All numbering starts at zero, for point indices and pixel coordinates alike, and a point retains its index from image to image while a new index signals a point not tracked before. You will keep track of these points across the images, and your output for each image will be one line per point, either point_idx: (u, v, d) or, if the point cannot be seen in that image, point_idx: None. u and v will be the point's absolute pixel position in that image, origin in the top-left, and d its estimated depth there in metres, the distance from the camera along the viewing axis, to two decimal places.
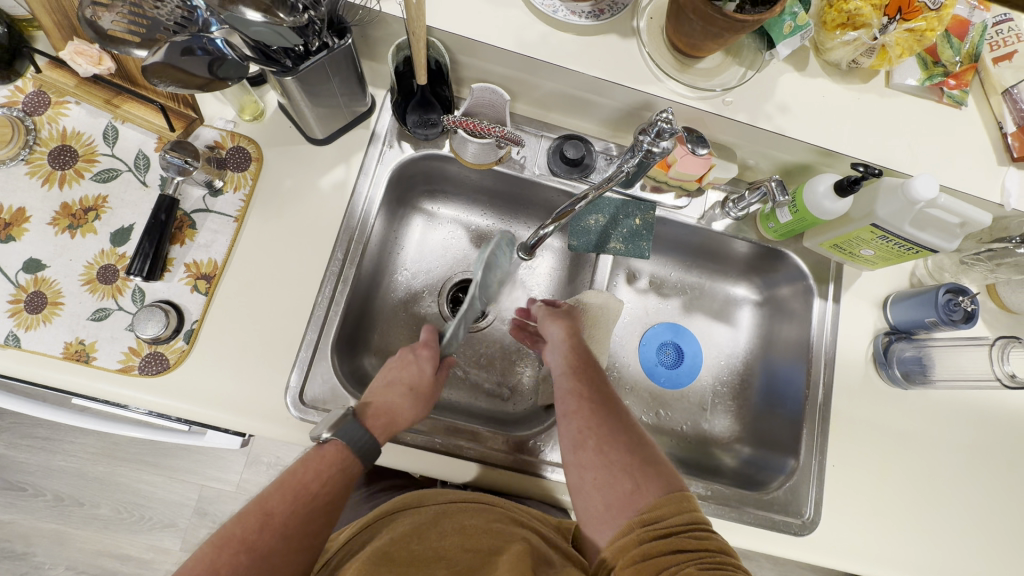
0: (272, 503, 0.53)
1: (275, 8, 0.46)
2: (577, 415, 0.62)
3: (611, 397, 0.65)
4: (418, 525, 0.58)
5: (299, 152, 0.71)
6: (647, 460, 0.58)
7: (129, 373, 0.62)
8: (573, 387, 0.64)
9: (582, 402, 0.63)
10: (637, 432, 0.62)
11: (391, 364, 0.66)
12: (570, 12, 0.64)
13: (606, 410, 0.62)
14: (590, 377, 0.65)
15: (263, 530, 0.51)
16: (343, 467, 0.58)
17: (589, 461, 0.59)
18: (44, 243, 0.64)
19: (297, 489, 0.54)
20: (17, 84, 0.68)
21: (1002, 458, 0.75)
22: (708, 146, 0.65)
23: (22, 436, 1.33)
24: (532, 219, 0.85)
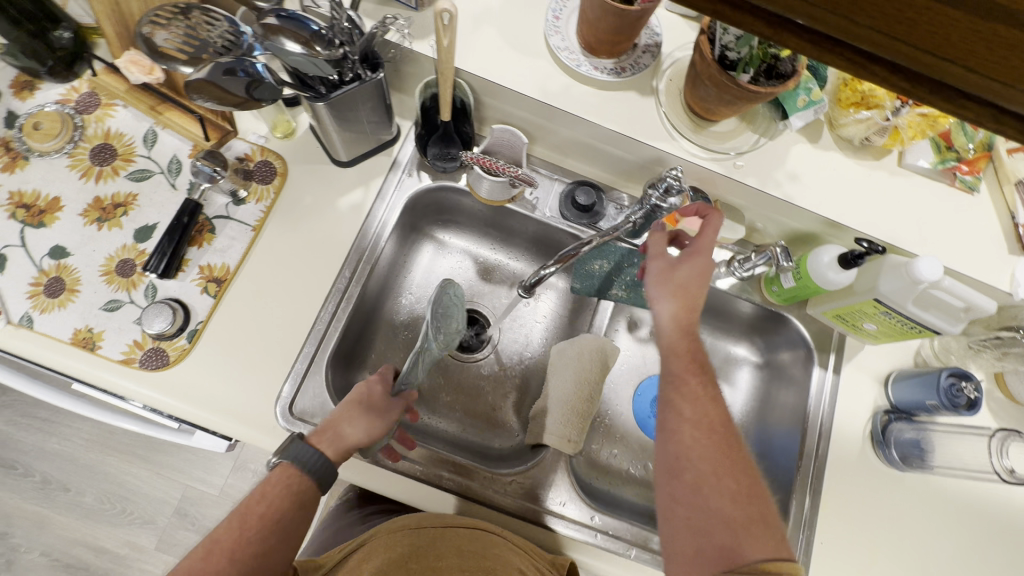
0: (222, 534, 0.51)
1: (314, 42, 0.50)
2: (677, 439, 0.55)
3: (723, 424, 0.55)
4: (415, 547, 0.59)
5: (322, 171, 0.74)
6: (755, 512, 0.51)
7: (130, 365, 0.64)
8: (677, 404, 0.56)
9: (684, 427, 0.55)
10: (750, 475, 0.53)
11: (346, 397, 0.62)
12: (593, 68, 0.68)
13: (715, 444, 0.54)
14: (695, 396, 0.57)
15: (207, 560, 0.49)
16: (289, 485, 0.54)
17: (682, 495, 0.53)
18: (72, 232, 0.67)
19: (241, 517, 0.51)
20: (74, 84, 0.73)
21: (1004, 557, 0.71)
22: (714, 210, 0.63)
23: (22, 415, 1.36)
24: (538, 258, 0.86)
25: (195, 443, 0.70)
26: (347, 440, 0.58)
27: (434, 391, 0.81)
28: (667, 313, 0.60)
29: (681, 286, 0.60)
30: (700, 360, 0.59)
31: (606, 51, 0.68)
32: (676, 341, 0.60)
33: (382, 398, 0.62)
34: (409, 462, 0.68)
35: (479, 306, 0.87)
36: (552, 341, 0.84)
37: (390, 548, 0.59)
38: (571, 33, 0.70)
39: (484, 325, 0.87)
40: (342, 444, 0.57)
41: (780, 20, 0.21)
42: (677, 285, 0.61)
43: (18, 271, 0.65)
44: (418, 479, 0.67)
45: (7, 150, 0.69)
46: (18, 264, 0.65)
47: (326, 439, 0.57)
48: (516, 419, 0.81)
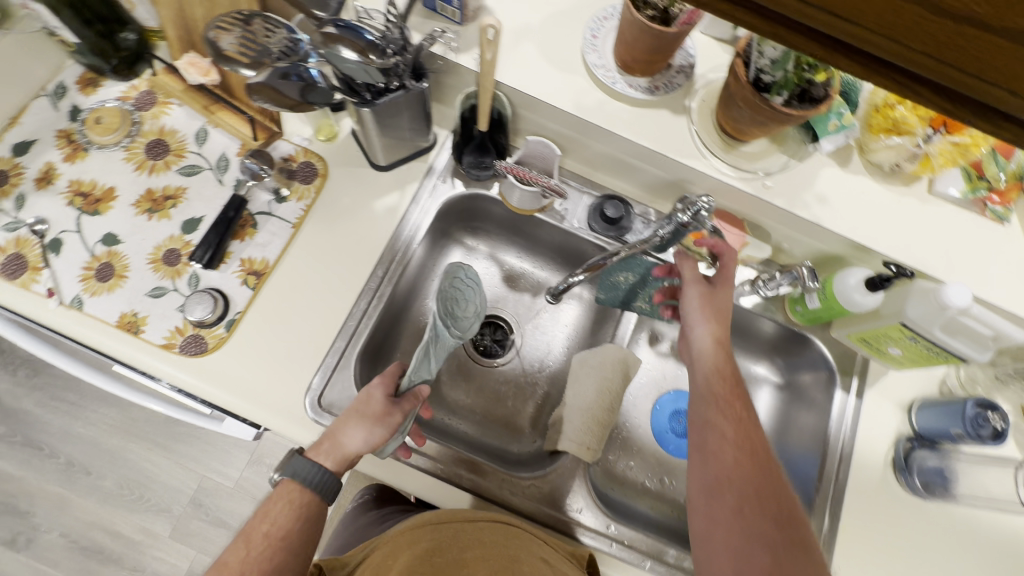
0: (229, 557, 0.53)
1: (369, 51, 0.53)
2: (718, 460, 0.58)
3: (762, 446, 0.59)
4: (438, 542, 0.59)
5: (361, 174, 0.77)
6: (794, 537, 0.53)
7: (171, 350, 0.66)
8: (720, 425, 0.60)
9: (726, 447, 0.58)
10: (789, 500, 0.56)
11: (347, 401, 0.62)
12: (628, 85, 0.70)
13: (756, 467, 0.57)
14: (735, 418, 0.61)
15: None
16: (293, 502, 0.57)
17: (721, 517, 0.55)
18: (125, 221, 0.71)
19: (246, 538, 0.54)
20: (134, 83, 0.77)
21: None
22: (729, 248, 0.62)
23: (52, 398, 1.40)
24: (563, 268, 0.88)
25: (224, 430, 0.73)
26: (346, 450, 0.59)
27: (455, 393, 0.83)
28: (708, 335, 0.66)
29: (717, 310, 0.67)
30: (738, 383, 0.64)
31: (641, 71, 0.70)
32: (717, 367, 0.64)
33: (379, 404, 0.61)
34: (430, 460, 0.69)
35: (503, 312, 0.88)
36: (574, 350, 0.85)
37: (415, 543, 0.58)
38: (607, 51, 0.72)
39: (506, 330, 0.88)
40: (342, 454, 0.59)
41: (830, 41, 0.23)
42: (714, 311, 0.67)
43: (71, 255, 0.68)
44: (440, 478, 0.68)
45: (69, 142, 0.73)
46: (72, 249, 0.69)
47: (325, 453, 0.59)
48: (535, 426, 0.82)
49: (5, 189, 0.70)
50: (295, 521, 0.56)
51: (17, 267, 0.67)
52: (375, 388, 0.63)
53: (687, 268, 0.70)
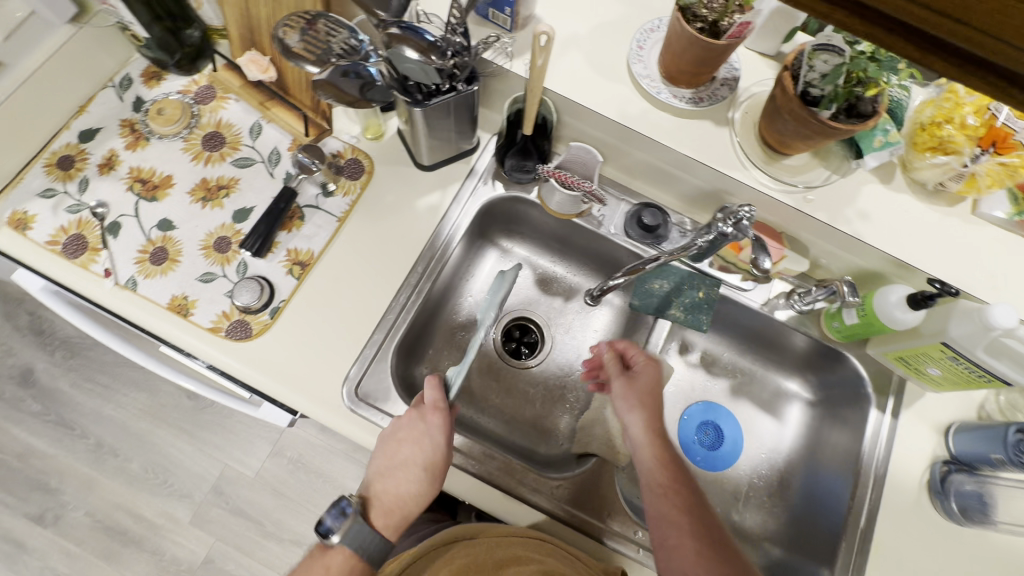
0: None
1: (431, 51, 0.55)
2: (680, 555, 0.60)
3: (704, 511, 0.63)
4: (471, 559, 0.62)
5: (405, 173, 0.79)
6: None
7: (217, 333, 0.69)
8: (675, 519, 0.62)
9: (683, 538, 0.61)
10: (742, 567, 0.61)
11: (399, 436, 0.64)
12: (672, 95, 0.72)
13: (710, 554, 0.60)
14: (684, 499, 0.63)
15: None
16: (352, 573, 0.62)
17: None
18: (180, 208, 0.74)
19: None
20: (194, 78, 0.81)
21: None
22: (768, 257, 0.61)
23: (86, 379, 1.44)
24: (596, 273, 0.89)
25: (260, 414, 0.76)
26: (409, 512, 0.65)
27: (485, 392, 0.84)
28: (642, 421, 0.68)
29: (642, 391, 0.69)
30: (676, 463, 0.66)
31: (686, 81, 0.71)
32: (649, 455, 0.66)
33: (443, 451, 0.64)
34: (462, 456, 0.70)
35: (534, 315, 0.89)
36: None
37: (451, 561, 0.63)
38: (653, 62, 0.73)
39: (537, 333, 0.89)
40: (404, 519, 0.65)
41: (928, 44, 0.24)
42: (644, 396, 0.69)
43: (129, 238, 0.71)
44: (473, 475, 0.69)
45: (132, 131, 0.77)
46: (130, 232, 0.72)
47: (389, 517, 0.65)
48: (563, 429, 0.83)
49: (70, 173, 0.74)
50: None
51: (78, 247, 0.70)
52: (426, 426, 0.64)
53: (608, 362, 0.73)
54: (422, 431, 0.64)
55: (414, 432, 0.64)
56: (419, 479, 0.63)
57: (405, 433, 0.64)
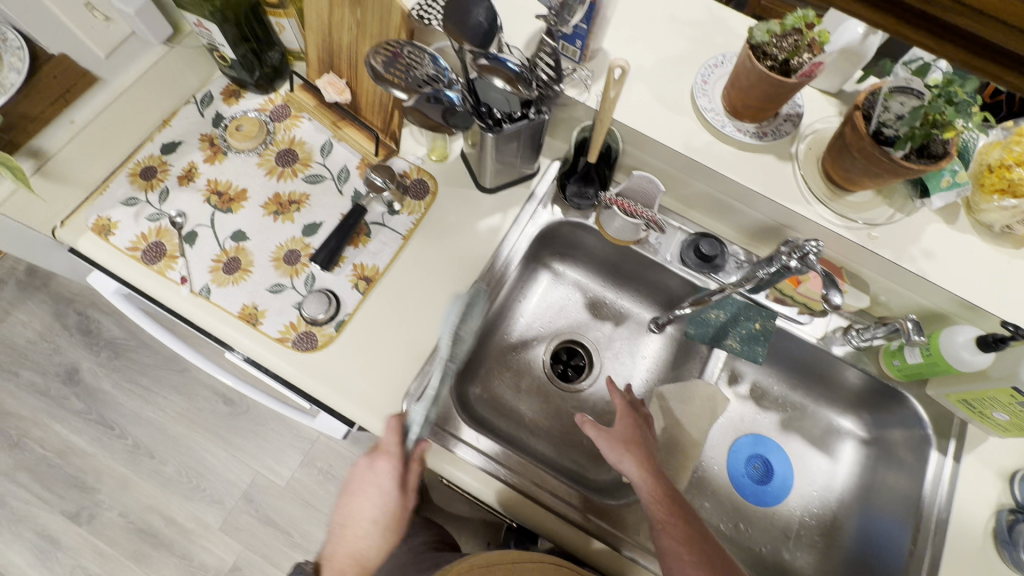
0: None
1: (518, 81, 0.57)
2: None
3: (703, 538, 0.62)
4: None
5: (468, 195, 0.81)
6: None
7: (284, 343, 0.71)
8: (676, 552, 0.60)
9: (688, 568, 0.59)
10: None
11: (351, 490, 0.71)
12: (736, 129, 0.73)
13: None
14: (683, 529, 0.62)
15: None
16: None
17: None
18: (253, 220, 0.76)
19: None
20: (270, 96, 0.84)
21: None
22: (841, 291, 0.61)
23: (128, 380, 1.48)
24: (647, 299, 0.90)
25: (316, 424, 0.78)
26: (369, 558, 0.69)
27: (534, 414, 0.84)
28: (634, 466, 0.66)
29: (623, 439, 0.68)
30: (674, 497, 0.64)
31: (750, 116, 0.72)
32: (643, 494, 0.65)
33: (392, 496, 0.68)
34: (486, 460, 0.71)
35: (583, 339, 0.90)
36: (654, 383, 0.86)
37: None
38: (717, 97, 0.75)
39: (585, 357, 0.90)
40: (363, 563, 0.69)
41: None
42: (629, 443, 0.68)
43: (204, 247, 0.74)
44: (519, 491, 0.69)
45: (211, 145, 0.80)
46: (205, 242, 0.75)
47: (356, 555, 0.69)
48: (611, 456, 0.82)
49: (152, 182, 0.77)
50: None
51: (157, 253, 0.73)
52: (379, 468, 0.68)
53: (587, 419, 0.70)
54: (375, 474, 0.68)
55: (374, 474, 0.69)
56: (369, 531, 0.69)
57: (358, 490, 0.70)
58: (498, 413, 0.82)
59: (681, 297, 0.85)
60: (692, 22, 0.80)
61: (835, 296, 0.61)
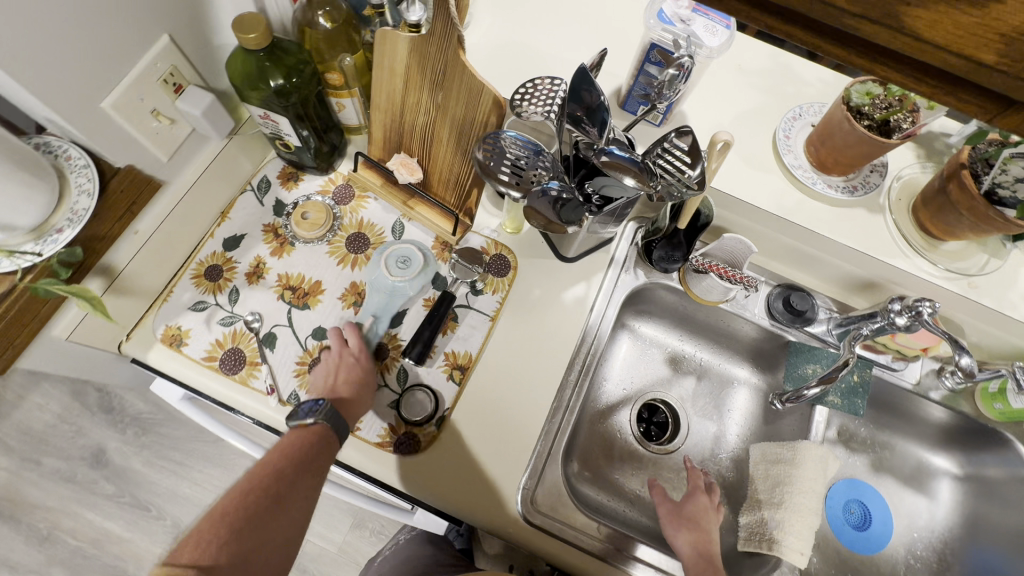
0: (278, 464, 0.56)
1: (642, 176, 0.53)
2: None
3: None
4: None
5: (548, 265, 0.79)
6: None
7: (386, 448, 0.67)
8: None
9: None
10: None
11: (329, 367, 0.66)
12: (826, 185, 0.72)
13: None
14: None
15: (277, 483, 0.55)
16: (321, 449, 0.59)
17: None
18: (332, 314, 0.73)
19: (304, 459, 0.58)
20: (330, 177, 0.81)
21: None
22: (972, 357, 0.60)
23: (159, 456, 1.41)
24: (728, 351, 0.88)
25: (417, 522, 0.74)
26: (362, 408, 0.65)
27: (630, 481, 0.82)
28: (686, 543, 0.66)
29: (688, 517, 0.70)
30: None
31: (839, 171, 0.71)
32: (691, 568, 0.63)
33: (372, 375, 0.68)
34: (563, 527, 0.68)
35: (667, 396, 0.88)
36: (746, 438, 0.85)
37: None
38: (802, 151, 0.73)
39: (669, 414, 0.87)
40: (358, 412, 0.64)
41: None
42: (688, 520, 0.69)
43: (286, 350, 0.70)
44: (588, 551, 0.67)
45: (276, 236, 0.76)
46: (286, 343, 0.71)
47: (346, 406, 0.63)
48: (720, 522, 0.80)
49: (219, 283, 0.72)
50: (316, 452, 0.59)
51: (236, 361, 0.69)
52: (351, 356, 0.68)
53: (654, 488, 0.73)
54: (351, 360, 0.67)
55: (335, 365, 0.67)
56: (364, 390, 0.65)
57: (339, 366, 0.67)
58: (599, 486, 0.80)
59: (768, 350, 0.84)
60: (763, 73, 0.78)
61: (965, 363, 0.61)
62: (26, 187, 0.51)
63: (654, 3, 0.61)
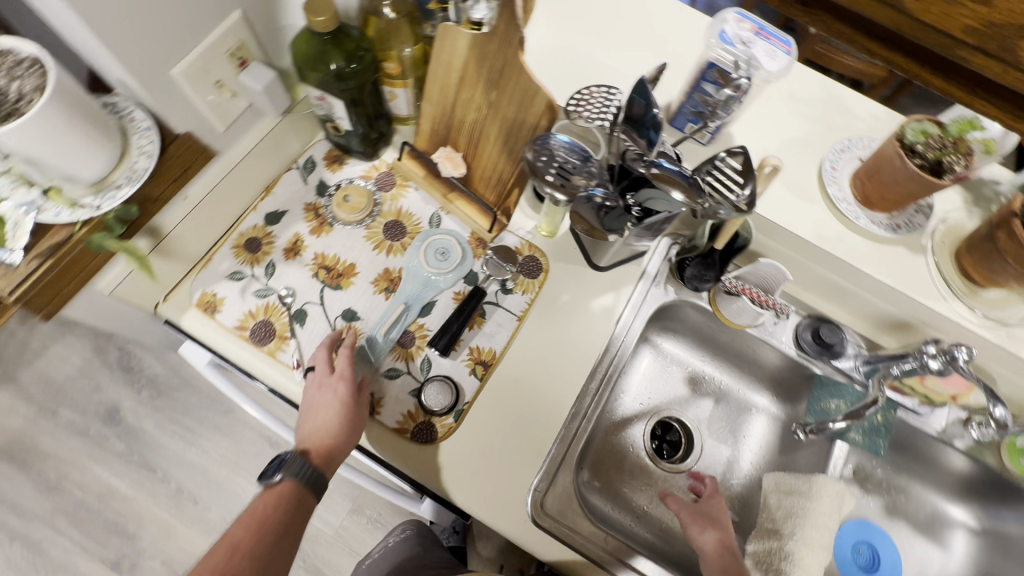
0: (236, 538, 0.55)
1: (691, 192, 0.54)
2: None
3: None
4: None
5: (578, 272, 0.79)
6: None
7: (403, 434, 0.68)
8: None
9: None
10: None
11: (313, 404, 0.65)
12: (869, 220, 0.71)
13: None
14: None
15: (232, 557, 0.53)
16: (288, 510, 0.59)
17: None
18: (363, 298, 0.74)
19: (258, 526, 0.56)
20: (374, 163, 0.82)
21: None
22: (1006, 408, 0.60)
23: (170, 421, 1.43)
24: (749, 377, 0.87)
25: (424, 512, 0.74)
26: (338, 456, 0.63)
27: (639, 497, 0.81)
28: (709, 542, 0.66)
29: (710, 517, 0.69)
30: None
31: (883, 207, 0.71)
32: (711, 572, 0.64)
33: (351, 406, 0.64)
34: (569, 532, 0.67)
35: (683, 416, 0.88)
36: (760, 467, 0.84)
37: None
38: (847, 184, 0.73)
39: (682, 433, 0.87)
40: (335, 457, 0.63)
41: None
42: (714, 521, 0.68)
43: (315, 328, 0.71)
44: (591, 558, 0.67)
45: (316, 215, 0.77)
46: (316, 320, 0.72)
47: (321, 455, 0.63)
48: None
49: (257, 256, 0.74)
50: (279, 512, 0.58)
51: (266, 334, 0.71)
52: (333, 389, 0.65)
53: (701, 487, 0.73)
54: (331, 394, 0.64)
55: (319, 393, 0.65)
56: (340, 429, 0.63)
57: (319, 403, 0.65)
58: (608, 499, 0.79)
59: (790, 380, 0.83)
60: (814, 102, 0.78)
61: (999, 413, 0.60)
62: (93, 142, 0.53)
63: (716, 24, 0.61)
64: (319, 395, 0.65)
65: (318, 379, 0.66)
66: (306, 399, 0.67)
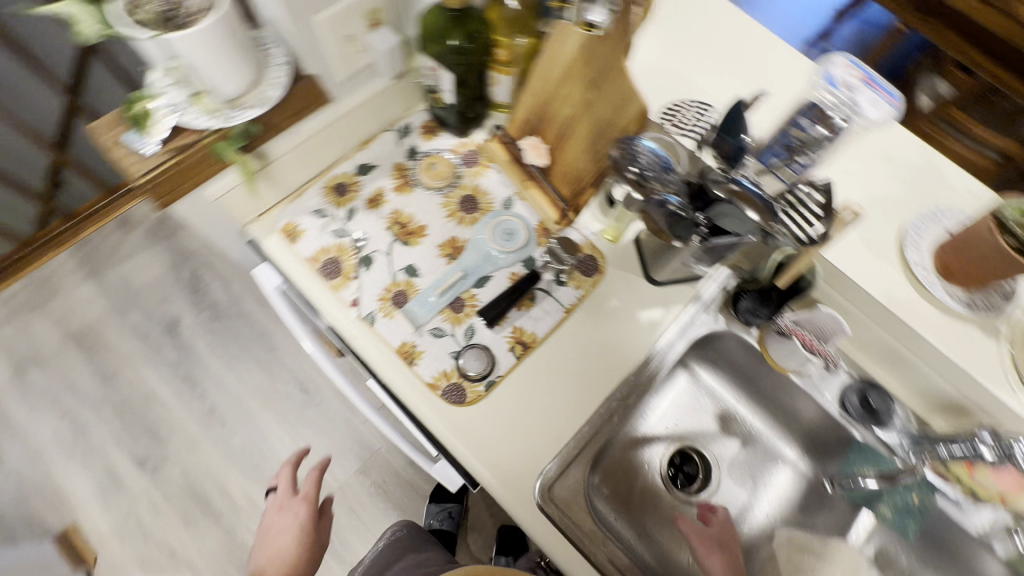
0: None
1: (766, 214, 0.55)
2: None
3: None
4: None
5: (632, 282, 0.80)
6: None
7: (434, 390, 0.71)
8: None
9: None
10: None
11: (277, 530, 0.77)
12: (946, 292, 0.69)
13: None
14: None
15: None
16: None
17: None
18: (426, 258, 0.78)
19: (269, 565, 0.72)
20: (463, 140, 0.87)
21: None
22: None
23: (219, 345, 1.53)
24: (782, 428, 0.85)
25: (435, 473, 0.77)
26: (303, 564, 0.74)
27: (645, 518, 0.81)
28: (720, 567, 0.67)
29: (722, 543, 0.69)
30: None
31: (963, 282, 0.68)
32: None
33: (305, 520, 0.76)
34: (570, 525, 0.68)
35: (706, 452, 0.86)
36: (776, 522, 0.81)
37: None
38: (928, 252, 0.71)
39: (699, 467, 0.86)
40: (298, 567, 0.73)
41: None
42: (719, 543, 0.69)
43: (377, 275, 0.76)
44: (587, 556, 0.67)
45: (402, 175, 0.83)
46: (380, 268, 0.77)
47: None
48: None
49: (342, 199, 0.80)
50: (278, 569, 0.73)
51: (333, 271, 0.76)
52: (295, 510, 0.77)
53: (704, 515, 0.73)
54: (291, 517, 0.77)
55: (281, 516, 0.78)
56: (300, 547, 0.75)
57: (277, 531, 0.77)
58: (615, 511, 0.79)
59: (826, 441, 0.80)
60: (909, 167, 0.77)
61: None
62: (238, 62, 0.60)
63: (824, 66, 0.62)
64: (287, 513, 0.78)
65: (282, 501, 0.80)
66: (277, 522, 0.78)
